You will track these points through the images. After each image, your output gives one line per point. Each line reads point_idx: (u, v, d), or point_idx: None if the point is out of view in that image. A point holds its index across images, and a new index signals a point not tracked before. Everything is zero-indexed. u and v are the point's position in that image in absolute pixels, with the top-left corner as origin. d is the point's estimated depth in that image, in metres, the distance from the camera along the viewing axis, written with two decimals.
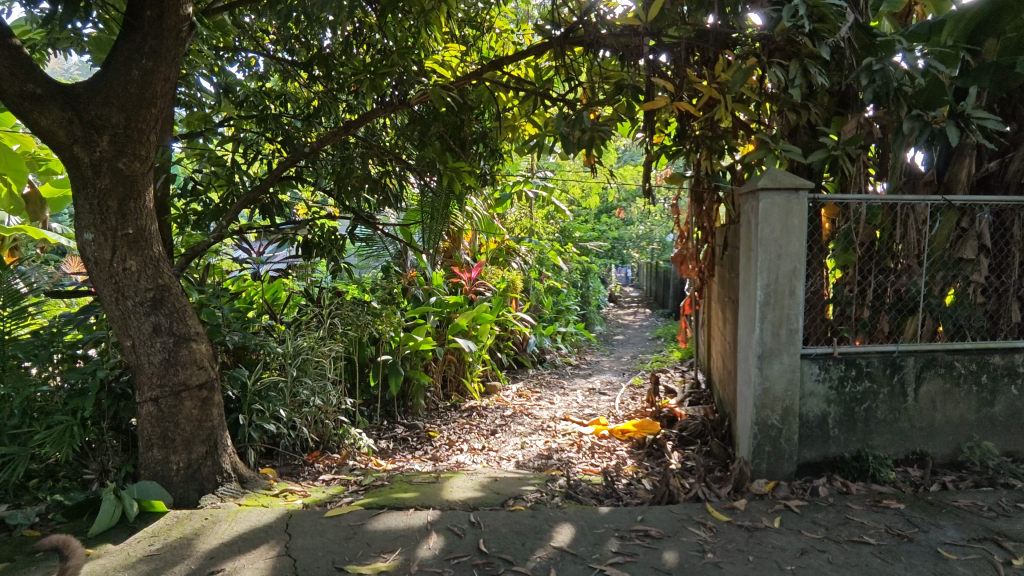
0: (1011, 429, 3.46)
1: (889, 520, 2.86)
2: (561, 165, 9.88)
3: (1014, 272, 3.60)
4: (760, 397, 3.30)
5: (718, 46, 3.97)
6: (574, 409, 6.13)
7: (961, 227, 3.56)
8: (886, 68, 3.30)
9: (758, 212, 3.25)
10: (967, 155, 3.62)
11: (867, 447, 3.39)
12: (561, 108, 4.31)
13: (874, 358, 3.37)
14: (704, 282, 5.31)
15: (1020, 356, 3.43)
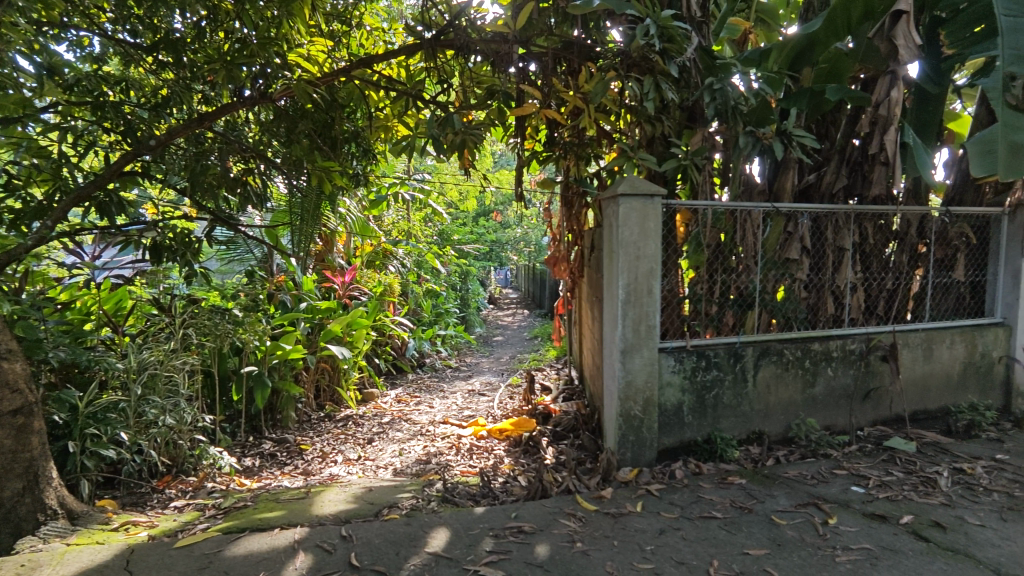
0: (828, 406, 3.99)
1: (733, 495, 3.16)
2: (438, 168, 9.85)
3: (829, 270, 4.16)
4: (623, 390, 3.52)
5: (583, 58, 4.17)
6: (454, 411, 6.13)
7: (788, 230, 4.05)
8: (724, 88, 3.74)
9: (619, 216, 3.47)
10: (791, 168, 4.13)
11: (716, 430, 3.74)
12: (434, 110, 4.28)
13: (720, 349, 3.74)
14: (575, 283, 5.55)
15: (834, 342, 3.98)
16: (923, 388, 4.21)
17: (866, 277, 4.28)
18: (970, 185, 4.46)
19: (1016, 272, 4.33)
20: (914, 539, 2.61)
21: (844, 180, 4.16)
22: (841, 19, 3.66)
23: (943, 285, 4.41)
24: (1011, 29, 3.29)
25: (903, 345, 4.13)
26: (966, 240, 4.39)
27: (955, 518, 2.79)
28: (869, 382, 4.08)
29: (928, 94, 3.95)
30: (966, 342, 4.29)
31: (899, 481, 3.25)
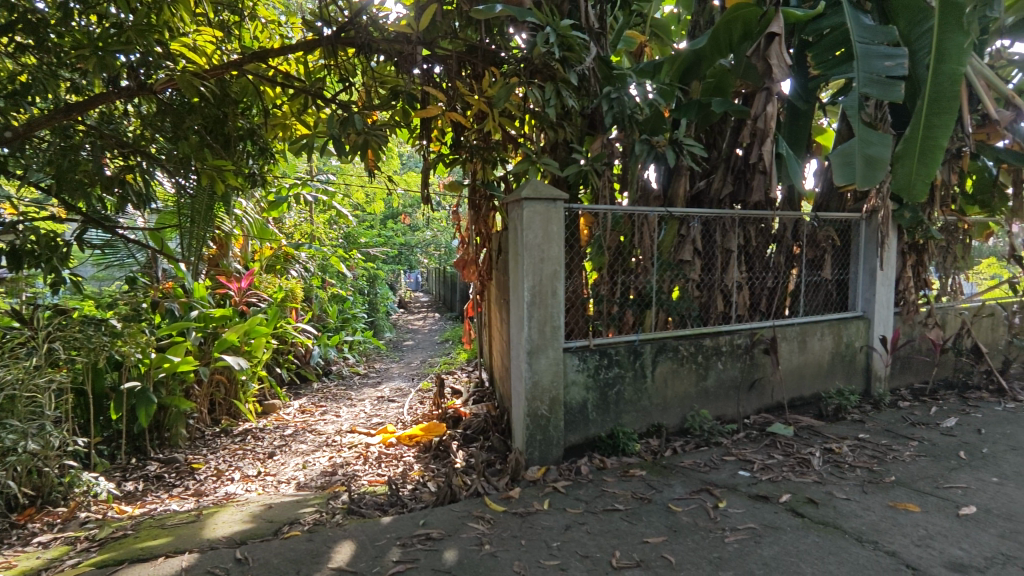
0: (719, 397, 4.28)
1: (634, 487, 3.30)
2: (344, 168, 9.53)
3: (718, 270, 4.46)
4: (530, 390, 3.57)
5: (486, 63, 4.20)
6: (362, 419, 5.95)
7: (681, 234, 4.30)
8: (621, 97, 3.94)
9: (523, 220, 3.53)
10: (683, 175, 4.40)
11: (619, 425, 3.90)
12: (335, 109, 4.12)
13: (621, 347, 3.90)
14: (484, 285, 5.56)
15: (723, 338, 4.28)
16: (799, 377, 4.63)
17: (750, 276, 4.63)
18: (835, 193, 4.95)
19: (873, 270, 4.86)
20: (792, 516, 2.85)
21: (730, 187, 4.48)
22: (724, 39, 3.96)
23: (815, 283, 4.86)
24: (864, 53, 3.69)
25: (782, 339, 4.51)
26: (832, 243, 4.87)
27: (826, 494, 3.08)
28: (753, 374, 4.42)
29: (798, 110, 4.37)
30: (834, 334, 4.75)
31: (779, 464, 3.54)
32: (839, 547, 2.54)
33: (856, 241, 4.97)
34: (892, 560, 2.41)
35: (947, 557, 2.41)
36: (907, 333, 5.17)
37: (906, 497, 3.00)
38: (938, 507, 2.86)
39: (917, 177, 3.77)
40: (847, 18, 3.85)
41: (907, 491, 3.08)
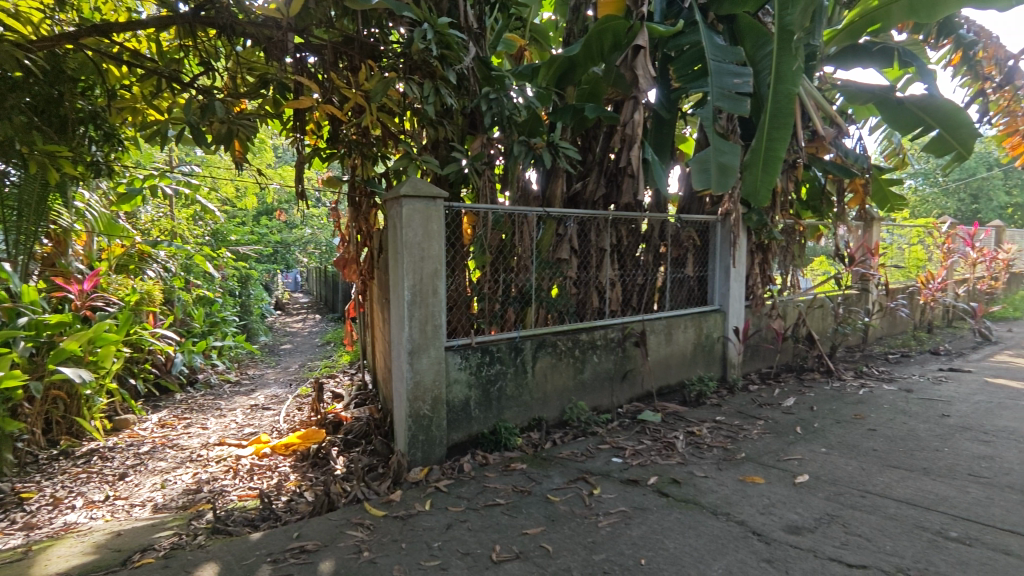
0: (595, 389, 4.50)
1: (515, 480, 3.38)
2: (209, 160, 8.79)
3: (593, 268, 4.69)
4: (411, 390, 3.52)
5: (363, 55, 4.07)
6: (232, 431, 5.52)
7: (559, 233, 4.47)
8: (499, 98, 4.00)
9: (402, 218, 3.46)
10: (560, 176, 4.58)
11: (501, 421, 3.96)
12: (195, 94, 3.77)
13: (502, 344, 3.97)
14: (365, 286, 5.36)
15: (597, 332, 4.50)
16: (665, 366, 5.00)
17: (622, 274, 4.92)
18: (695, 197, 5.39)
19: (726, 267, 5.37)
20: (658, 496, 3.06)
21: (603, 190, 4.73)
22: (596, 46, 4.19)
23: (679, 279, 5.26)
24: (717, 70, 4.05)
25: (650, 332, 4.84)
26: (693, 242, 5.30)
27: (687, 474, 3.35)
28: (626, 365, 4.70)
29: (662, 120, 4.71)
30: (695, 326, 5.18)
31: (647, 449, 3.80)
32: (697, 521, 2.77)
33: (713, 242, 5.45)
34: (742, 528, 2.67)
35: (785, 521, 2.71)
36: (756, 323, 5.77)
37: (754, 471, 3.34)
38: (778, 478, 3.23)
39: (761, 184, 4.25)
40: (703, 36, 4.18)
41: (754, 465, 3.43)
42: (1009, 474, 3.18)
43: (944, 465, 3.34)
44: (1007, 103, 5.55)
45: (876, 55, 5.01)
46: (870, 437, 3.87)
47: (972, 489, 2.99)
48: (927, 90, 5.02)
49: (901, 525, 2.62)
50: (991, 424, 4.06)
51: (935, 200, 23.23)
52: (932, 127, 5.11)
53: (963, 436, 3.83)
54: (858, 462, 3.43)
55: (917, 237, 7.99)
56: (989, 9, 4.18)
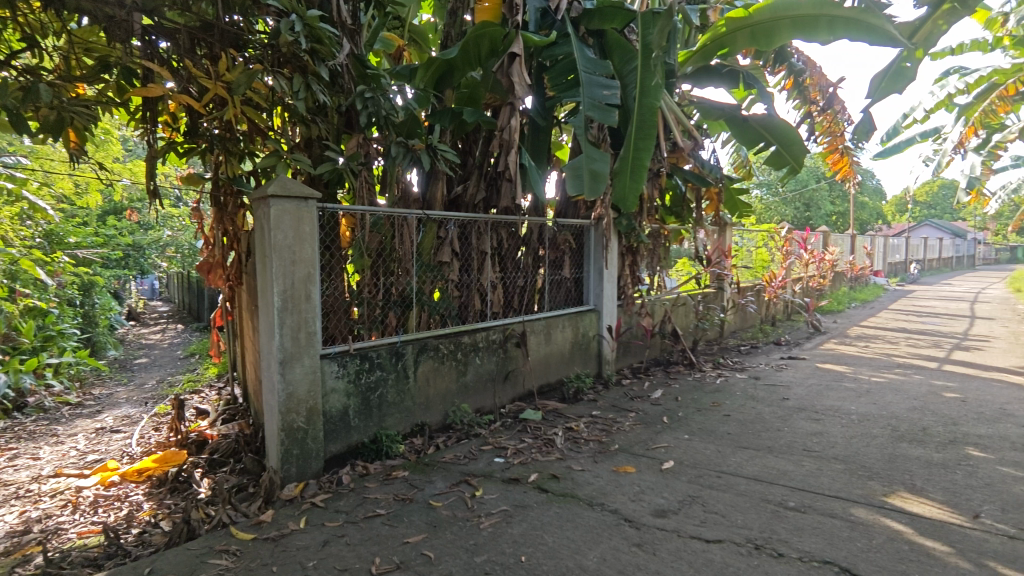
0: (478, 390, 4.54)
1: (396, 489, 3.31)
2: (39, 150, 7.65)
3: (474, 271, 4.73)
4: (284, 403, 3.31)
5: (224, 44, 3.77)
6: (71, 459, 4.85)
7: (440, 236, 4.48)
8: (375, 97, 3.88)
9: (270, 219, 3.25)
10: (440, 179, 4.58)
11: (382, 429, 3.86)
12: (16, 74, 3.27)
13: (382, 350, 3.86)
14: (233, 294, 4.90)
15: (479, 334, 4.53)
16: (545, 365, 5.16)
17: (503, 276, 5.01)
18: (571, 202, 5.62)
19: (600, 269, 5.66)
20: (538, 493, 3.14)
21: (483, 193, 4.78)
22: (473, 51, 4.23)
23: (557, 281, 5.46)
24: (588, 81, 4.27)
25: (531, 332, 4.98)
26: (569, 245, 5.53)
27: (565, 468, 3.47)
28: (507, 366, 4.78)
29: (538, 126, 4.87)
30: (572, 326, 5.41)
31: (529, 447, 3.89)
32: (574, 513, 2.88)
33: (587, 245, 5.72)
34: (615, 516, 2.82)
35: (653, 506, 2.90)
36: (627, 321, 6.13)
37: (625, 461, 3.55)
38: (647, 466, 3.45)
39: (629, 191, 4.56)
40: (575, 49, 4.38)
41: (626, 455, 3.65)
42: (834, 446, 3.66)
43: (784, 442, 3.77)
44: (829, 124, 6.24)
45: (725, 76, 5.55)
46: (725, 422, 4.28)
47: (806, 462, 3.40)
48: (766, 110, 5.63)
49: (750, 500, 2.92)
50: (820, 404, 4.66)
51: (777, 208, 26.27)
52: (771, 143, 5.75)
53: (799, 416, 4.35)
54: (715, 445, 3.77)
55: (762, 241, 8.96)
56: (814, 41, 4.78)
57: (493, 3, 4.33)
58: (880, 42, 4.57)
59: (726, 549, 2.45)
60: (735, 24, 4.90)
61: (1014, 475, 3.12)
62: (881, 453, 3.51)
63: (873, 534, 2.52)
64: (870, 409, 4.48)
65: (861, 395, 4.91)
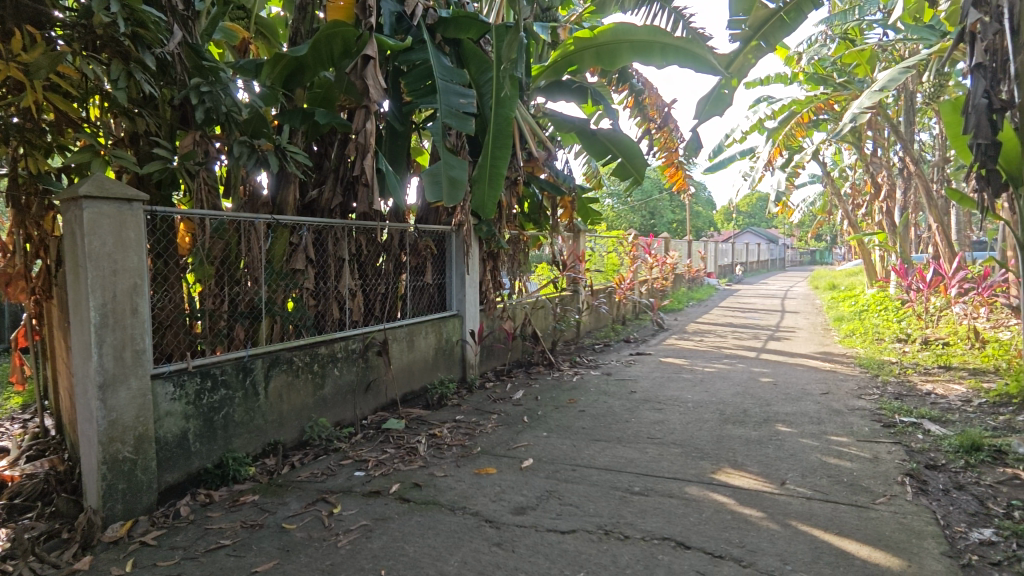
0: (337, 403, 4.35)
1: (244, 515, 3.07)
2: None
3: (331, 278, 4.53)
4: (105, 432, 2.91)
5: (21, 20, 3.23)
6: None
7: (292, 242, 4.24)
8: (213, 92, 3.57)
9: (83, 223, 2.85)
10: (292, 182, 4.32)
11: (228, 452, 3.55)
12: None
13: (227, 366, 3.55)
14: (41, 310, 4.24)
15: (337, 344, 4.36)
16: (408, 373, 5.09)
17: (362, 283, 4.86)
18: (432, 208, 5.61)
19: (462, 275, 5.72)
20: (400, 503, 3.09)
21: (339, 197, 4.60)
22: (325, 50, 4.08)
23: (419, 287, 5.42)
24: (444, 89, 4.30)
25: (392, 340, 4.89)
26: (430, 251, 5.52)
27: (428, 476, 3.45)
28: (368, 376, 4.65)
29: (396, 131, 4.81)
30: (435, 332, 5.39)
31: (391, 457, 3.81)
32: (435, 520, 2.87)
33: (449, 251, 5.76)
34: (476, 518, 2.86)
35: (512, 504, 2.99)
36: (490, 325, 6.25)
37: (487, 463, 3.62)
38: (508, 466, 3.55)
39: (488, 198, 4.69)
40: (431, 56, 4.38)
41: (488, 457, 3.72)
42: (673, 432, 4.04)
43: (631, 432, 4.09)
44: (665, 140, 6.82)
45: (574, 91, 5.88)
46: (580, 417, 4.53)
47: (649, 449, 3.72)
48: (612, 124, 6.08)
49: (600, 489, 3.12)
50: (662, 395, 5.12)
51: (627, 216, 28.49)
52: (617, 155, 6.20)
53: (645, 407, 4.75)
54: (571, 440, 3.98)
55: (613, 246, 9.62)
56: (649, 65, 5.25)
57: (347, 2, 4.19)
58: (703, 69, 5.14)
59: (579, 537, 2.60)
60: (582, 44, 5.27)
61: (811, 444, 3.68)
62: (711, 435, 3.95)
63: (703, 508, 2.83)
64: (703, 396, 5.02)
65: (695, 384, 5.47)
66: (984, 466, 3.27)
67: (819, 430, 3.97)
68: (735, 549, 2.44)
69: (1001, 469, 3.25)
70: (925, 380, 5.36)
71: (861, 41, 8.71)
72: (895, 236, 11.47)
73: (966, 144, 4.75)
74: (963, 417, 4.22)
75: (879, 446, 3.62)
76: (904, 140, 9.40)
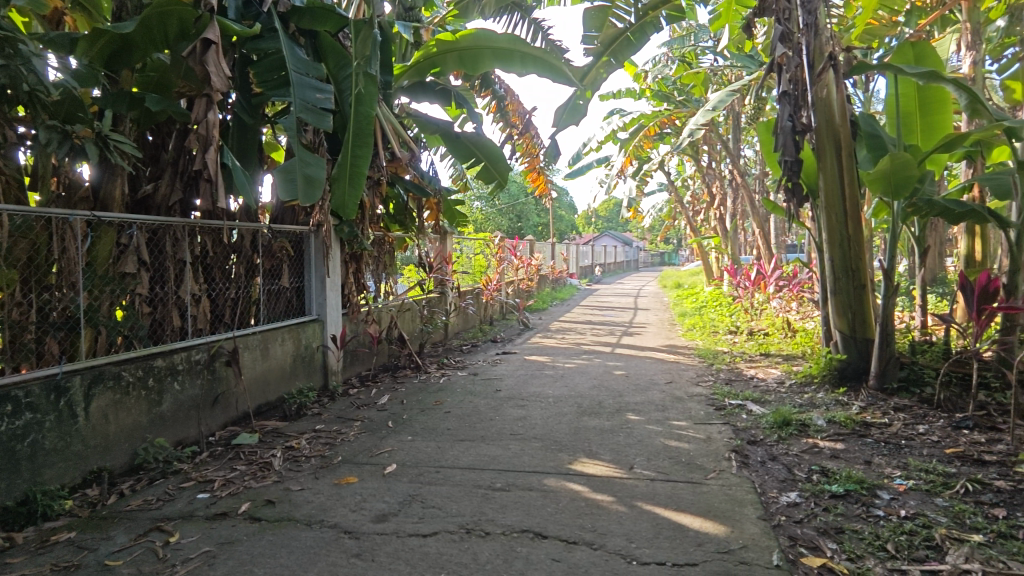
0: (177, 421, 3.93)
1: (56, 556, 2.66)
2: None
3: (171, 282, 4.11)
4: None
5: None
6: None
7: (121, 243, 3.81)
8: (11, 66, 3.02)
9: None
10: (119, 174, 3.79)
11: (36, 485, 3.06)
12: None
13: (33, 386, 3.06)
14: None
15: (177, 355, 3.94)
16: (263, 384, 4.76)
17: (208, 288, 4.46)
18: (287, 207, 5.27)
19: (322, 278, 5.46)
20: (249, 524, 2.87)
21: (179, 194, 4.17)
22: (157, 30, 3.66)
23: (274, 291, 5.08)
24: (298, 82, 4.08)
25: (243, 348, 4.52)
26: (286, 253, 5.19)
27: (282, 491, 3.25)
28: (215, 389, 4.27)
29: (245, 124, 4.48)
30: (293, 338, 5.09)
31: (240, 475, 3.52)
32: (289, 537, 2.71)
33: (307, 253, 5.47)
34: (334, 531, 2.74)
35: (373, 513, 2.91)
36: (353, 329, 6.03)
37: (348, 472, 3.49)
38: (370, 473, 3.45)
39: (349, 198, 4.51)
40: (282, 46, 4.15)
41: (349, 466, 3.59)
42: (535, 427, 4.19)
43: (495, 430, 4.18)
44: (527, 146, 7.06)
45: (437, 93, 5.85)
46: (445, 419, 4.54)
47: (512, 445, 3.82)
48: (475, 128, 6.16)
49: (463, 488, 3.15)
50: (526, 391, 5.29)
51: (495, 218, 29.20)
52: (481, 160, 6.29)
53: (509, 404, 4.87)
54: (435, 442, 3.96)
55: (479, 248, 9.78)
56: (510, 72, 5.41)
57: None
58: (560, 80, 5.41)
59: (440, 539, 2.60)
60: (444, 46, 5.27)
61: (655, 430, 4.02)
62: (569, 427, 4.16)
63: (559, 498, 2.96)
64: (563, 391, 5.28)
65: (556, 380, 5.74)
66: (792, 438, 3.80)
67: (663, 417, 4.35)
68: (587, 534, 2.59)
69: (805, 439, 3.80)
70: (749, 366, 6.10)
71: (697, 64, 9.73)
72: (727, 240, 12.95)
73: (777, 160, 5.49)
74: (778, 397, 4.87)
75: (712, 427, 4.05)
76: (733, 155, 10.65)
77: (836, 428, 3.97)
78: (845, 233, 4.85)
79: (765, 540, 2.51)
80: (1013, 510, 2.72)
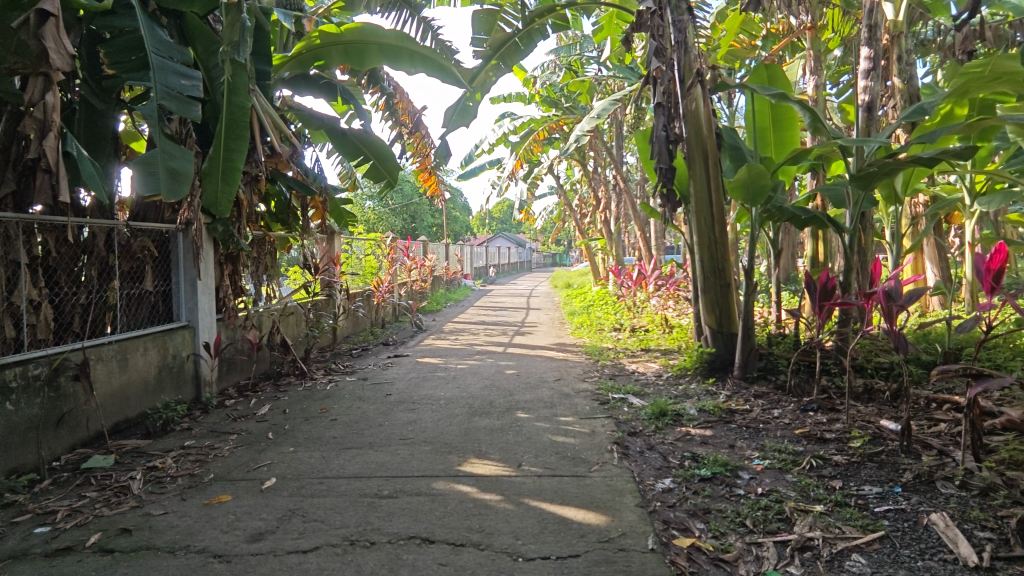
0: (10, 446, 3.43)
1: None
2: None
3: (2, 287, 3.58)
4: None
5: None
6: None
7: None
8: None
9: None
10: None
11: None
12: None
13: None
14: None
15: (9, 371, 3.43)
16: (121, 399, 4.28)
17: (50, 293, 3.95)
18: (149, 204, 4.80)
19: (192, 280, 5.01)
20: (99, 557, 2.57)
21: (12, 185, 3.63)
22: None
23: (135, 296, 4.58)
24: (158, 66, 3.71)
25: (94, 360, 4.04)
26: (150, 254, 4.70)
27: (142, 517, 2.94)
28: (60, 407, 3.78)
29: (95, 109, 4.01)
30: (157, 347, 4.62)
31: (90, 502, 3.15)
32: (149, 567, 2.46)
33: (175, 253, 4.99)
34: (202, 556, 2.53)
35: (248, 532, 2.72)
36: (229, 336, 5.61)
37: (220, 491, 3.22)
38: (245, 489, 3.22)
39: (222, 194, 4.18)
40: (140, 26, 3.77)
41: (222, 484, 3.33)
42: (424, 431, 4.13)
43: (383, 435, 4.07)
44: (418, 145, 6.97)
45: (322, 87, 5.62)
46: (331, 427, 4.34)
47: (401, 450, 3.74)
48: (363, 125, 5.97)
49: (347, 498, 3.03)
50: (417, 394, 5.21)
51: (388, 219, 28.60)
52: (369, 157, 6.11)
53: (399, 408, 4.77)
54: (319, 452, 3.78)
55: (369, 248, 9.50)
56: (399, 70, 5.30)
57: None
58: (449, 80, 5.42)
59: (321, 553, 2.48)
60: (327, 39, 5.02)
61: (544, 427, 4.12)
62: (460, 429, 4.15)
63: (448, 501, 2.95)
64: (455, 392, 5.26)
65: (448, 381, 5.71)
66: (668, 428, 4.07)
67: (551, 413, 4.47)
68: (474, 534, 2.60)
69: (679, 428, 4.07)
70: (631, 361, 6.45)
71: (582, 73, 10.13)
72: (612, 241, 13.62)
73: (654, 166, 5.85)
74: (656, 390, 5.20)
75: (596, 421, 4.23)
76: (616, 162, 11.22)
77: (706, 416, 4.31)
78: (713, 236, 5.26)
79: (641, 526, 2.66)
80: (847, 481, 3.09)
